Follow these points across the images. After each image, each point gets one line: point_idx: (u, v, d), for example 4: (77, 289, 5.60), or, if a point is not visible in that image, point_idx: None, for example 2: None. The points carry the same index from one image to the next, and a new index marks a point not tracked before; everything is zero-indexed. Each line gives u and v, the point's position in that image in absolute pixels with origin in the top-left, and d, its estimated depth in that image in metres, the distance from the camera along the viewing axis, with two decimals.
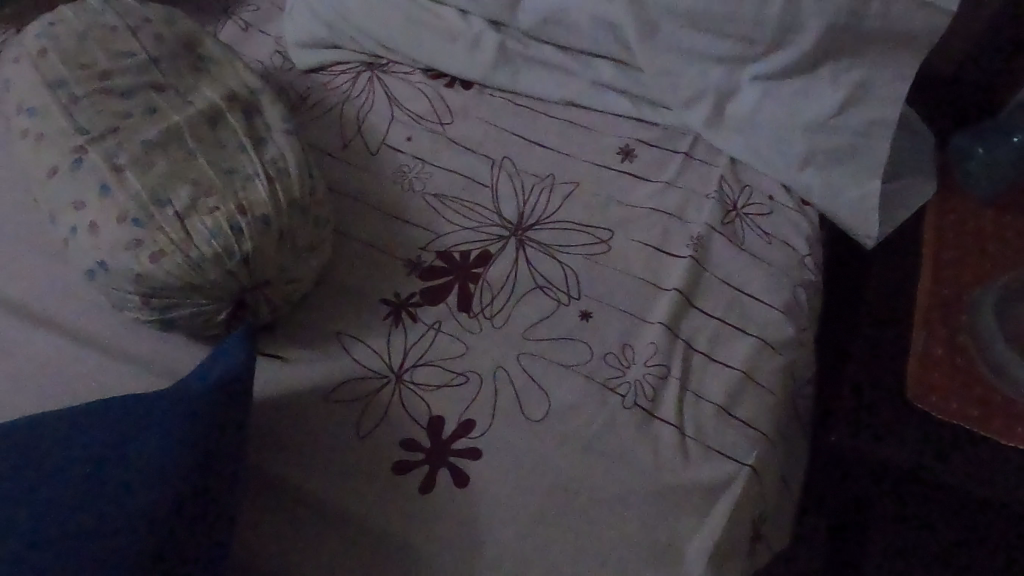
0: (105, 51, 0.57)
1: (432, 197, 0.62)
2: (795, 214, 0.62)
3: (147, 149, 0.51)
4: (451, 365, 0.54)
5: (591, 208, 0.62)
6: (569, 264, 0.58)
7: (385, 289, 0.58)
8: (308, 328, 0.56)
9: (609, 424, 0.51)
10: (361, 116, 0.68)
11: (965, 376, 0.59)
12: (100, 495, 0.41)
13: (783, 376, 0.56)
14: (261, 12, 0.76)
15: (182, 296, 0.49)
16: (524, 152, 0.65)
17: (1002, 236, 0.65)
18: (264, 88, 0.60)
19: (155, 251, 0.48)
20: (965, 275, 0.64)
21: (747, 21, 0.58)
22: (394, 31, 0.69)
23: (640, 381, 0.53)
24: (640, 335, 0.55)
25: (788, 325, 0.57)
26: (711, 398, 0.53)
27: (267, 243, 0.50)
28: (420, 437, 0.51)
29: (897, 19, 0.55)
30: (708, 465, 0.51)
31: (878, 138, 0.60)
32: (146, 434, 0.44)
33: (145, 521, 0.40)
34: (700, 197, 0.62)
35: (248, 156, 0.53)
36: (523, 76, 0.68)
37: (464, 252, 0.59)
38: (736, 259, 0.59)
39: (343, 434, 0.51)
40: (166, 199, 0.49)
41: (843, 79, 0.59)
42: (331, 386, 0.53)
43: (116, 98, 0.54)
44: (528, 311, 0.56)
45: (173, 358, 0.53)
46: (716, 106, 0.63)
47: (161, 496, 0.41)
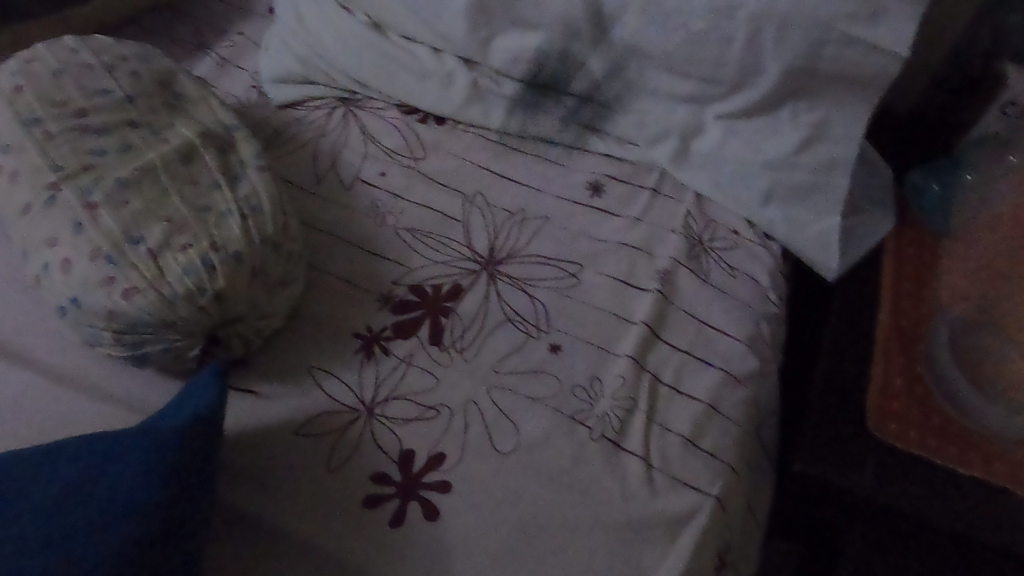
0: (81, 89, 0.57)
1: (404, 231, 0.64)
2: (759, 248, 0.64)
3: (121, 187, 0.52)
4: (420, 399, 0.55)
5: (561, 242, 0.63)
6: (539, 297, 0.60)
7: (357, 323, 0.58)
8: (279, 363, 0.56)
9: (576, 456, 0.52)
10: (335, 151, 0.69)
11: (921, 405, 0.61)
12: (71, 527, 0.41)
13: (748, 407, 0.57)
14: (237, 45, 0.77)
15: (154, 332, 0.49)
16: (495, 186, 0.67)
17: (952, 267, 0.67)
18: (239, 126, 0.60)
19: (128, 288, 0.48)
20: (923, 309, 0.66)
21: (708, 63, 0.60)
22: (366, 70, 0.70)
23: (608, 414, 0.54)
24: (608, 368, 0.57)
25: (752, 356, 0.59)
26: (677, 429, 0.54)
27: (238, 279, 0.50)
28: (390, 471, 0.52)
29: (851, 63, 0.57)
30: (674, 496, 0.52)
31: (836, 175, 0.62)
32: (121, 464, 0.45)
33: (114, 553, 0.41)
34: (667, 231, 0.64)
35: (222, 193, 0.54)
36: (494, 111, 0.70)
37: (436, 286, 0.60)
38: (700, 292, 0.61)
39: (313, 470, 0.52)
40: (139, 237, 0.50)
41: (803, 118, 0.61)
42: (301, 421, 0.54)
43: (92, 135, 0.55)
44: (498, 344, 0.57)
45: (144, 392, 0.53)
46: (682, 144, 0.66)
47: (131, 527, 0.42)
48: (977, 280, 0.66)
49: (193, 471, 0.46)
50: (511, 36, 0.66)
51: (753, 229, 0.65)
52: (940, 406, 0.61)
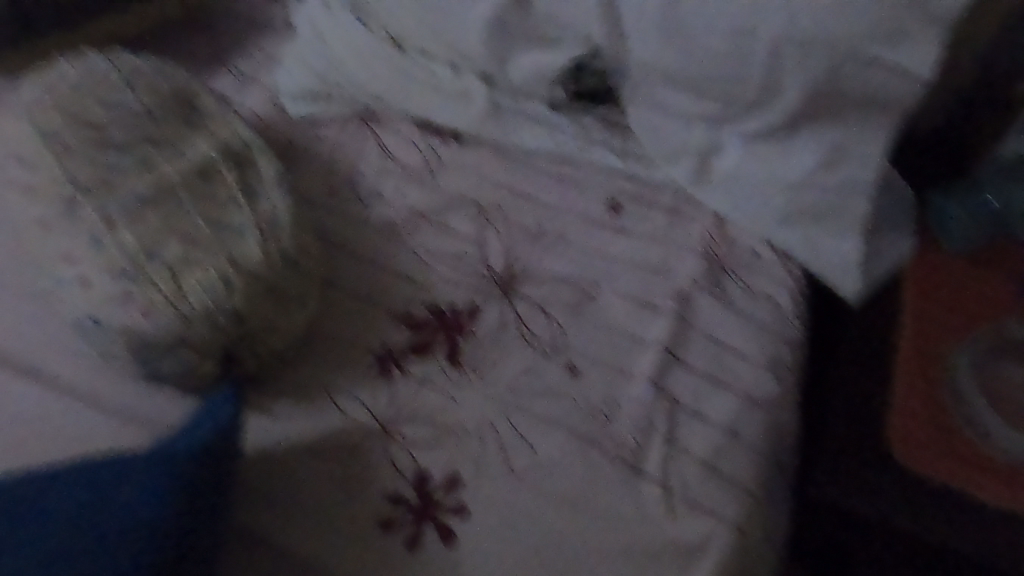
0: (101, 103, 0.57)
1: (420, 248, 0.63)
2: (779, 269, 0.64)
3: (140, 203, 0.52)
4: (436, 419, 0.54)
5: (578, 261, 0.62)
6: (556, 317, 0.59)
7: (373, 340, 0.58)
8: (294, 381, 0.56)
9: (593, 481, 0.52)
10: (352, 167, 0.69)
11: (945, 431, 0.60)
12: (86, 552, 0.41)
13: (768, 432, 0.56)
14: (255, 61, 0.77)
15: (171, 349, 0.49)
16: (513, 204, 0.66)
17: (973, 291, 0.67)
18: (256, 142, 0.60)
19: (145, 304, 0.48)
20: (946, 331, 0.65)
21: (728, 84, 0.59)
22: (383, 85, 0.70)
23: (626, 437, 0.54)
24: (626, 390, 0.56)
25: (772, 381, 0.58)
26: (696, 453, 0.53)
27: (256, 297, 0.50)
28: (406, 492, 0.51)
29: (873, 85, 0.56)
30: (694, 521, 0.51)
31: (859, 199, 0.61)
32: (136, 482, 0.44)
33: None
34: (685, 251, 0.63)
35: (239, 209, 0.53)
36: (512, 129, 0.69)
37: (452, 305, 0.60)
38: (720, 313, 0.60)
39: (328, 490, 0.51)
40: (157, 254, 0.50)
41: (826, 140, 0.60)
42: (316, 439, 0.53)
43: (111, 150, 0.55)
44: (515, 364, 0.57)
45: (159, 409, 0.53)
46: (702, 164, 0.65)
47: (144, 552, 0.41)
48: (997, 306, 0.66)
49: (210, 489, 0.46)
50: (533, 54, 0.65)
51: (772, 249, 0.65)
52: (962, 433, 0.60)
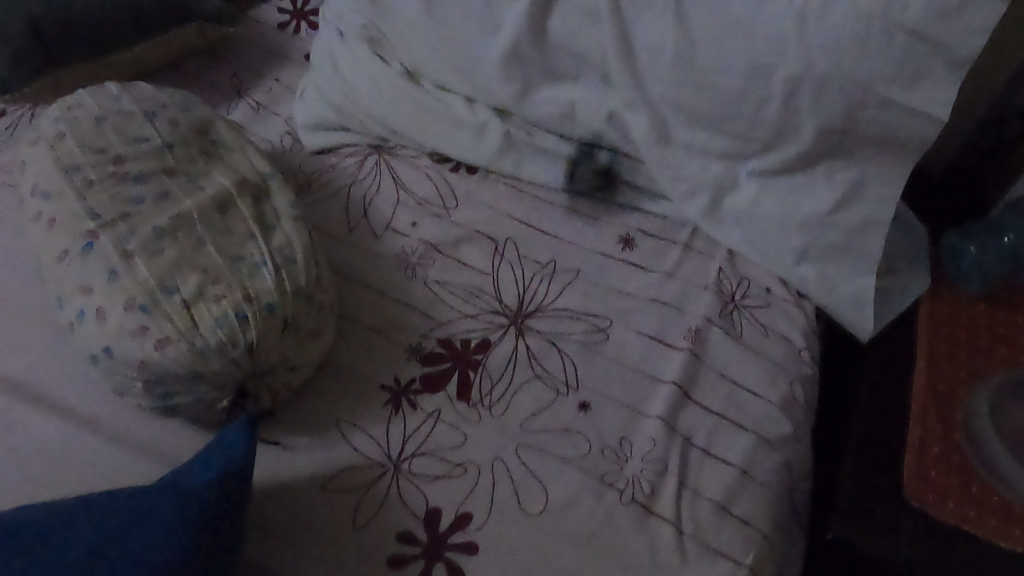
0: (121, 136, 0.58)
1: (433, 282, 0.63)
2: (792, 307, 0.64)
3: (157, 235, 0.52)
4: (448, 455, 0.54)
5: (591, 296, 0.63)
6: (568, 353, 0.59)
7: (385, 374, 0.58)
8: (306, 415, 0.56)
9: (605, 520, 0.51)
10: (367, 199, 0.69)
11: (959, 471, 0.59)
12: None
13: (782, 473, 0.56)
14: (273, 92, 0.78)
15: (185, 383, 0.49)
16: (526, 237, 0.67)
17: (988, 331, 0.66)
18: (273, 175, 0.61)
19: (161, 338, 0.48)
20: (961, 371, 0.64)
21: (743, 122, 0.60)
22: (399, 118, 0.71)
23: (638, 477, 0.53)
24: (638, 429, 0.56)
25: (785, 420, 0.58)
26: (709, 495, 0.53)
27: (271, 331, 0.50)
28: (416, 529, 0.51)
29: (889, 126, 0.56)
30: (707, 564, 0.50)
31: (873, 237, 0.61)
32: (150, 519, 0.44)
33: None
34: (698, 288, 0.63)
35: (256, 244, 0.54)
36: (526, 163, 0.70)
37: (465, 339, 0.60)
38: (733, 351, 0.60)
39: (339, 527, 0.51)
40: (173, 287, 0.50)
41: (840, 178, 0.60)
42: (327, 475, 0.53)
43: (130, 183, 0.55)
44: (526, 401, 0.57)
45: (171, 442, 0.53)
46: (715, 200, 0.65)
47: None
48: (1014, 348, 0.65)
49: (224, 525, 0.46)
50: (549, 89, 0.66)
51: (786, 287, 0.65)
52: (978, 475, 0.59)
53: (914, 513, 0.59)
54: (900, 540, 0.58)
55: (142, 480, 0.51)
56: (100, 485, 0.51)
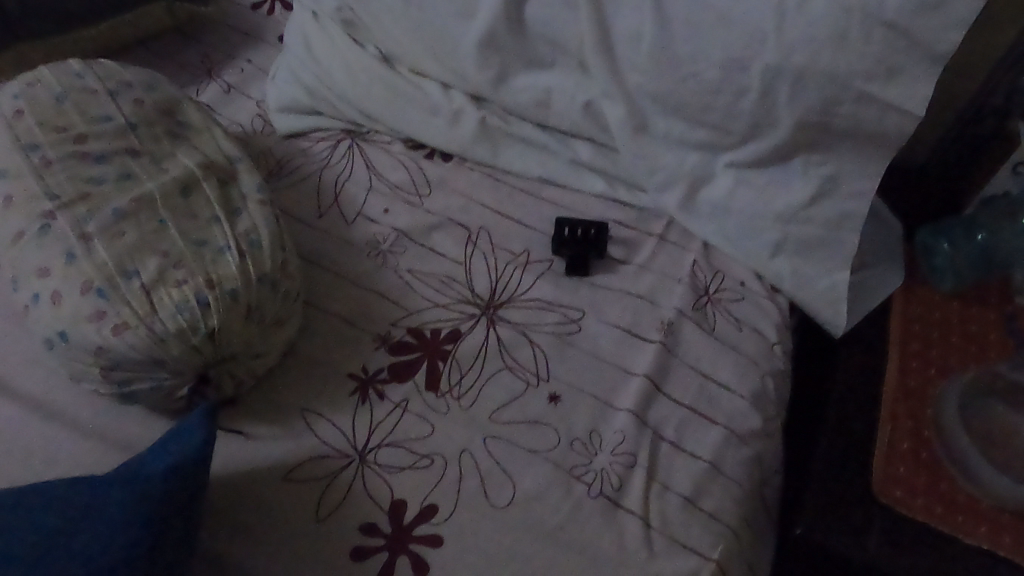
0: (83, 115, 0.56)
1: (405, 271, 0.62)
2: (766, 301, 0.63)
3: (117, 217, 0.51)
4: (414, 446, 0.53)
5: (564, 287, 0.62)
6: (539, 344, 0.58)
7: (352, 363, 0.57)
8: (271, 403, 0.55)
9: (572, 514, 0.51)
10: (339, 184, 0.68)
11: (928, 469, 0.59)
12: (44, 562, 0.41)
13: (751, 467, 0.56)
14: (245, 73, 0.76)
15: (143, 369, 0.48)
16: (500, 227, 0.66)
17: (961, 328, 0.66)
18: (241, 157, 0.59)
19: (118, 323, 0.47)
20: (931, 368, 0.64)
21: (720, 113, 0.59)
22: (372, 101, 0.69)
23: (607, 470, 0.53)
24: (608, 422, 0.55)
25: (756, 414, 0.57)
26: (677, 488, 0.53)
27: (233, 318, 0.49)
28: (380, 521, 0.50)
29: (865, 120, 0.56)
30: (674, 559, 0.50)
31: (848, 232, 0.61)
32: (92, 521, 0.43)
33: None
34: (672, 281, 0.63)
35: (220, 228, 0.52)
36: (501, 151, 0.69)
37: (435, 329, 0.59)
38: (705, 344, 0.59)
39: (300, 518, 0.50)
40: (133, 271, 0.49)
41: (815, 171, 0.60)
42: (290, 465, 0.52)
43: (91, 163, 0.54)
44: (496, 392, 0.56)
45: (130, 429, 0.52)
46: (691, 191, 0.64)
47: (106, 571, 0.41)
48: (986, 346, 0.65)
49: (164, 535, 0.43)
50: (525, 76, 0.65)
51: (760, 281, 0.64)
52: (947, 472, 0.59)
53: (883, 508, 0.58)
54: (867, 535, 0.57)
55: (98, 468, 0.50)
56: (55, 473, 0.49)
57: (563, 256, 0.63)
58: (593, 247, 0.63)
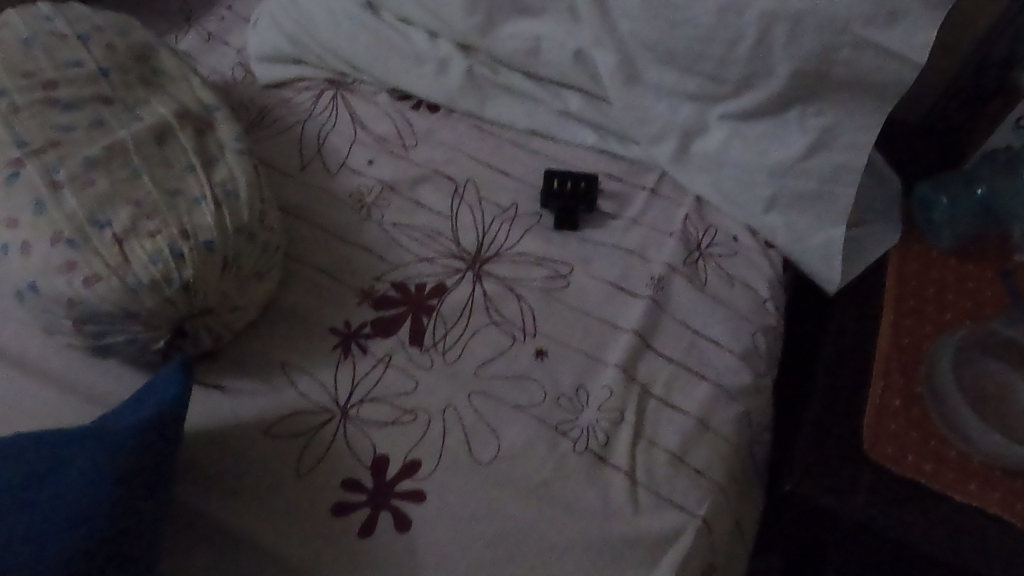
0: (52, 61, 0.54)
1: (389, 224, 0.61)
2: (759, 256, 0.62)
3: (87, 165, 0.49)
4: (398, 402, 0.52)
5: (552, 241, 0.60)
6: (526, 299, 0.57)
7: (334, 318, 0.56)
8: (250, 358, 0.54)
9: (557, 469, 0.50)
10: (322, 136, 0.66)
11: (920, 428, 0.58)
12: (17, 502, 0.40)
13: (740, 424, 0.55)
14: (225, 21, 0.74)
15: (116, 321, 0.47)
16: (487, 179, 0.64)
17: (956, 283, 0.65)
18: (218, 106, 0.58)
19: (89, 275, 0.46)
20: (926, 325, 0.63)
21: (714, 62, 0.57)
22: (355, 50, 0.67)
23: (594, 426, 0.52)
24: (595, 378, 0.54)
25: (746, 370, 0.56)
26: (665, 445, 0.52)
27: (209, 270, 0.48)
28: (362, 477, 0.49)
29: (865, 68, 0.54)
30: (660, 515, 0.49)
31: (845, 186, 0.59)
32: (62, 472, 0.42)
33: (70, 528, 0.40)
34: (663, 235, 0.61)
35: (196, 178, 0.51)
36: (489, 101, 0.67)
37: (419, 283, 0.57)
38: (695, 299, 0.58)
39: (280, 473, 0.49)
40: (103, 222, 0.47)
41: (811, 123, 0.58)
42: (270, 419, 0.51)
43: (60, 110, 0.52)
44: (481, 347, 0.55)
45: (105, 384, 0.50)
46: (683, 143, 0.62)
47: (82, 513, 0.40)
48: (981, 302, 0.64)
49: (124, 501, 0.42)
50: (515, 24, 0.63)
51: (754, 236, 0.63)
52: (939, 431, 0.58)
53: (873, 465, 0.58)
54: (856, 492, 0.57)
55: (73, 423, 0.49)
56: (29, 427, 0.48)
57: (552, 210, 0.62)
58: (579, 202, 0.61)
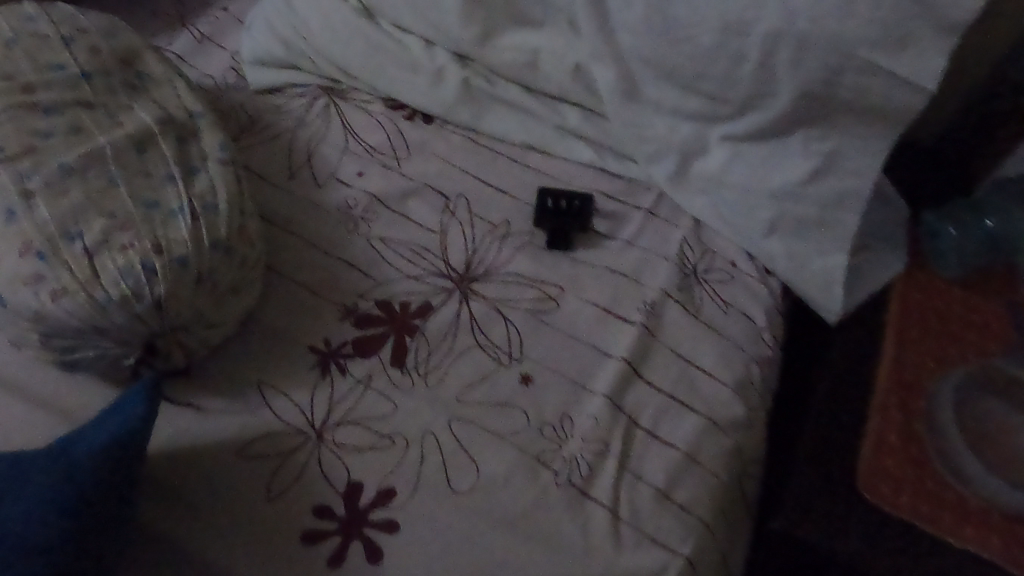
0: (34, 63, 0.53)
1: (376, 239, 0.59)
2: (757, 283, 0.60)
3: (62, 173, 0.47)
4: (377, 426, 0.50)
5: (543, 261, 0.59)
6: (514, 321, 0.55)
7: (314, 335, 0.54)
8: (226, 376, 0.52)
9: (537, 502, 0.48)
10: (312, 144, 0.64)
11: (918, 466, 0.56)
12: None
13: (731, 458, 0.53)
14: (219, 23, 0.72)
15: (85, 337, 0.45)
16: (479, 195, 0.62)
17: (959, 316, 0.62)
18: (203, 112, 0.56)
19: (57, 289, 0.44)
20: (928, 359, 0.60)
21: (717, 81, 0.55)
22: (349, 56, 0.66)
23: (577, 457, 0.50)
24: (581, 406, 0.52)
25: (738, 403, 0.54)
26: (650, 479, 0.50)
27: (182, 285, 0.46)
28: (335, 504, 0.48)
29: (871, 94, 0.52)
30: (641, 553, 0.47)
31: (849, 212, 0.57)
32: (15, 503, 0.40)
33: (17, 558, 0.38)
34: (658, 258, 0.59)
35: (175, 188, 0.49)
36: (485, 114, 0.65)
37: (404, 302, 0.56)
38: (690, 327, 0.56)
39: (250, 497, 0.48)
40: (75, 233, 0.45)
41: (815, 147, 0.56)
42: (241, 441, 0.49)
43: (39, 115, 0.50)
44: (465, 370, 0.53)
45: (73, 399, 0.49)
46: (682, 164, 0.61)
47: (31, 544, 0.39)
48: (985, 335, 0.61)
49: (78, 532, 0.40)
50: (512, 35, 0.61)
51: (752, 262, 0.61)
52: (938, 470, 0.55)
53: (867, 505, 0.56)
54: (848, 532, 0.55)
55: (39, 440, 0.47)
56: None
57: (545, 228, 0.60)
58: (573, 222, 0.60)
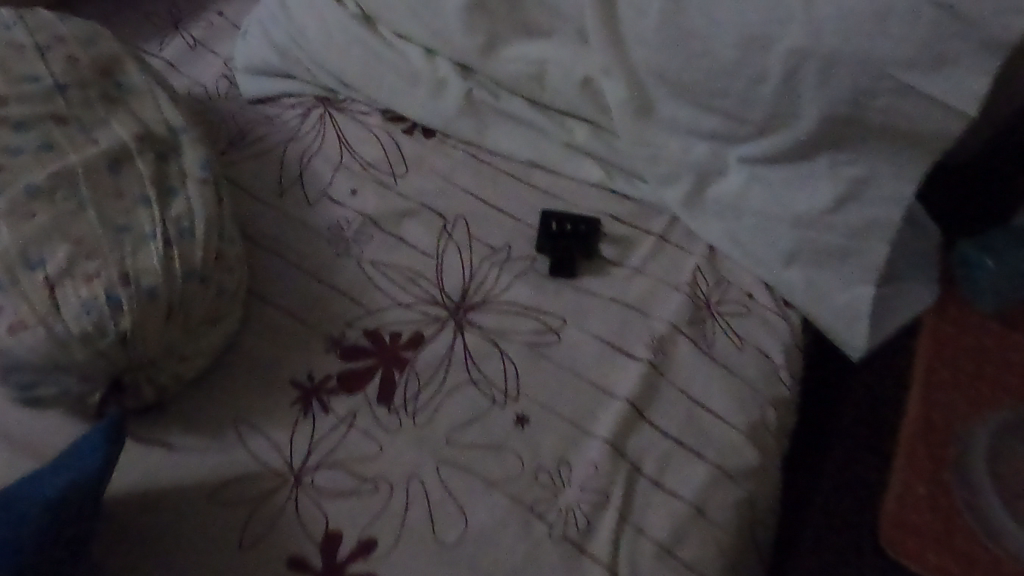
0: (6, 75, 0.50)
1: (368, 263, 0.56)
2: (775, 317, 0.55)
3: (28, 196, 0.45)
4: (359, 470, 0.47)
5: (544, 290, 0.55)
6: (511, 355, 0.52)
7: (297, 368, 0.51)
8: (202, 412, 0.49)
9: (529, 557, 0.45)
10: (304, 159, 0.61)
11: (943, 516, 0.50)
12: None
13: (742, 512, 0.49)
14: (214, 28, 0.69)
15: (46, 373, 0.42)
16: (479, 216, 0.58)
17: (998, 348, 0.56)
18: (184, 126, 0.53)
19: (16, 321, 0.41)
20: (960, 395, 0.54)
21: (735, 99, 0.51)
22: (345, 65, 0.62)
23: (573, 509, 0.46)
24: (580, 452, 0.49)
25: (752, 450, 0.50)
26: (653, 534, 0.46)
27: (150, 319, 0.43)
28: (310, 556, 0.44)
29: (904, 117, 0.47)
30: None
31: (877, 243, 0.52)
32: None
33: None
34: (669, 288, 0.55)
35: (147, 212, 0.46)
36: (488, 129, 0.61)
37: (394, 333, 0.52)
38: (701, 366, 0.52)
39: (220, 546, 0.44)
40: (37, 261, 0.43)
41: (841, 172, 0.51)
42: (214, 483, 0.46)
43: (9, 132, 0.48)
44: (456, 409, 0.49)
45: (38, 435, 0.46)
46: (697, 187, 0.56)
47: None
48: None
49: None
50: (517, 46, 0.58)
51: (770, 293, 0.56)
52: (966, 522, 0.50)
53: None
54: None
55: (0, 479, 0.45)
56: None
57: (548, 255, 0.56)
58: (578, 248, 0.56)
